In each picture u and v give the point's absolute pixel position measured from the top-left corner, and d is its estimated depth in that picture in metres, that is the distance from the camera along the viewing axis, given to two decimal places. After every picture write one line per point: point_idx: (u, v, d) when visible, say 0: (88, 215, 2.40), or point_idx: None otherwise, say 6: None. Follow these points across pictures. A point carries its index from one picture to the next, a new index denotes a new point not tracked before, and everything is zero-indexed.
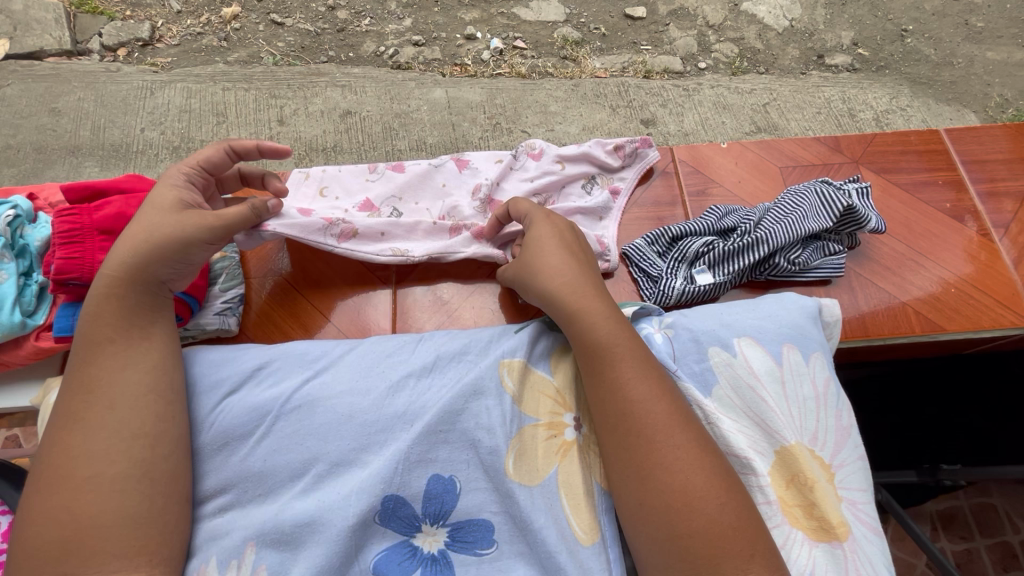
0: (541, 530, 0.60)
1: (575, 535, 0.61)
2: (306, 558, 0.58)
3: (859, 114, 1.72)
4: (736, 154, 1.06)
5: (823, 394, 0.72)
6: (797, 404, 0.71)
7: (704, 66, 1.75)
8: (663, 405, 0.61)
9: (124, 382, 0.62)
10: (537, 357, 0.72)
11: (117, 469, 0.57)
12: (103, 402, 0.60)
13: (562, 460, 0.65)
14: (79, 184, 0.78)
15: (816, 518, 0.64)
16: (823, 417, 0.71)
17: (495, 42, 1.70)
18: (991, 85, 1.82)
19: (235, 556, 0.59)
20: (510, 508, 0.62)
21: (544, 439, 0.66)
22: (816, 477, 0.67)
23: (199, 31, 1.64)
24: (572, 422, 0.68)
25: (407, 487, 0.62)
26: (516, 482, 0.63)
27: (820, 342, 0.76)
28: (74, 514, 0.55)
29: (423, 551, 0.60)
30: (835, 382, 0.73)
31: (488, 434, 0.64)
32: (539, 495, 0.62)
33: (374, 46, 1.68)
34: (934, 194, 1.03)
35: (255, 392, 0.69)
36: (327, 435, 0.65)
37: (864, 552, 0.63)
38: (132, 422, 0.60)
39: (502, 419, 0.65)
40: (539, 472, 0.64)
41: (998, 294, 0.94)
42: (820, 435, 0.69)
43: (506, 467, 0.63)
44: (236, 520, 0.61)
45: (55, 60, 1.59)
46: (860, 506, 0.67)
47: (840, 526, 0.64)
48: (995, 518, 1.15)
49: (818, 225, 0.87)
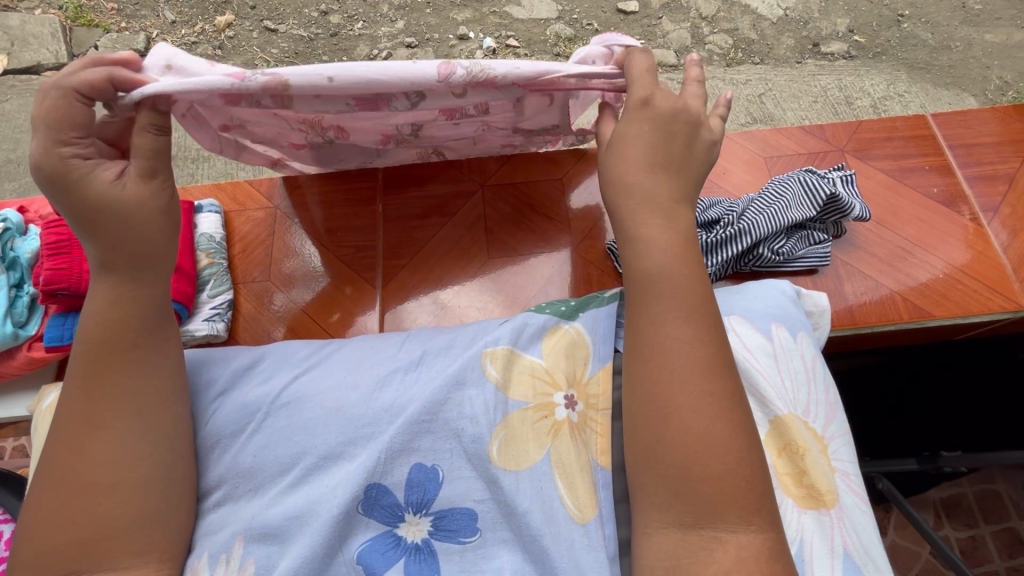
0: (526, 513, 0.61)
1: (569, 513, 0.61)
2: (292, 551, 0.59)
3: (856, 102, 1.71)
4: (722, 146, 1.06)
5: (812, 370, 0.72)
6: (790, 376, 0.70)
7: (698, 58, 1.75)
8: (699, 367, 0.56)
9: (143, 387, 0.61)
10: (527, 343, 0.71)
11: (142, 472, 0.58)
12: (127, 406, 0.59)
13: (554, 440, 0.65)
14: None
15: (806, 486, 0.65)
16: (813, 391, 0.71)
17: (488, 42, 1.70)
18: (990, 68, 1.80)
19: (225, 549, 0.60)
20: (496, 495, 0.63)
21: (534, 421, 0.66)
22: (809, 444, 0.67)
23: (193, 40, 1.66)
24: (563, 402, 0.67)
25: (390, 476, 0.62)
26: (501, 468, 0.63)
27: (805, 323, 0.76)
28: (93, 516, 0.55)
29: (407, 540, 0.61)
30: (823, 361, 0.73)
31: (472, 423, 0.65)
32: (528, 479, 0.63)
33: (367, 49, 1.69)
34: (922, 180, 1.02)
35: (245, 390, 0.69)
36: (313, 430, 0.66)
37: (852, 520, 0.63)
38: (156, 425, 0.60)
39: (486, 408, 0.66)
40: (528, 455, 0.64)
41: (989, 279, 0.93)
42: (811, 408, 0.70)
43: (492, 454, 0.64)
44: (229, 515, 0.63)
45: (53, 74, 1.61)
46: (851, 478, 0.67)
47: (829, 494, 0.64)
48: (999, 504, 1.14)
49: (801, 215, 0.87)
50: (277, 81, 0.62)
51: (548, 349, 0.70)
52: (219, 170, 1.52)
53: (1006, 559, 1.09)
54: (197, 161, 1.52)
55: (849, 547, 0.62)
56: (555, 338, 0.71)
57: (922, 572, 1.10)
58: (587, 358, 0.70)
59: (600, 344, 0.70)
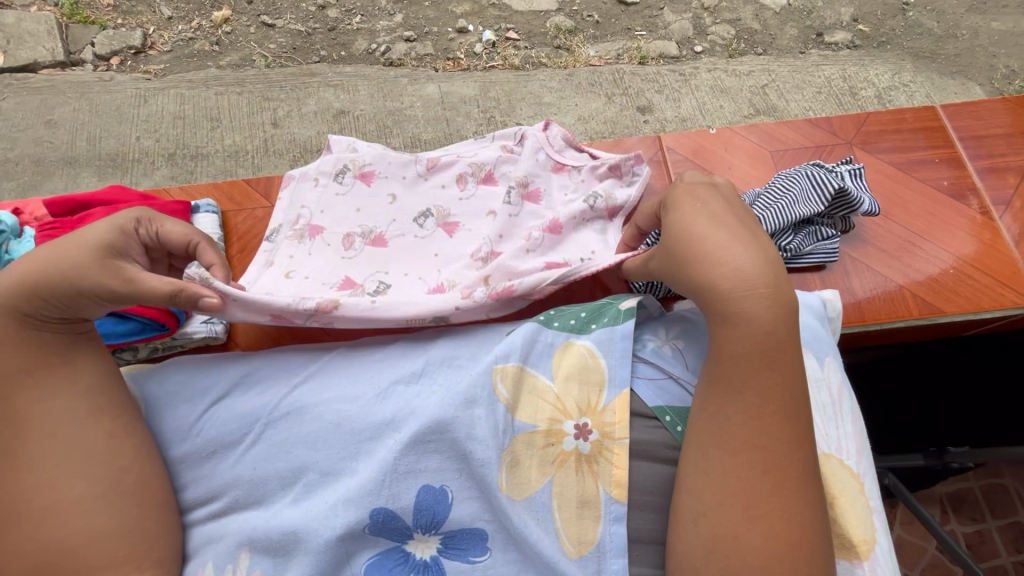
0: (536, 543, 0.60)
1: (564, 549, 0.61)
2: (297, 565, 0.59)
3: (861, 92, 1.69)
4: (727, 141, 1.04)
5: (838, 400, 0.73)
6: (819, 410, 0.71)
7: (701, 49, 1.72)
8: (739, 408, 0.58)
9: (54, 412, 0.59)
10: (536, 359, 0.69)
11: (73, 493, 0.57)
12: (40, 434, 0.58)
13: (557, 471, 0.64)
14: (63, 198, 0.79)
15: (838, 534, 0.64)
16: (842, 424, 0.71)
17: (488, 34, 1.68)
18: (996, 56, 1.77)
19: (229, 560, 0.61)
20: (503, 518, 0.62)
21: (541, 448, 0.64)
22: (840, 489, 0.66)
23: (190, 36, 1.64)
24: (574, 432, 0.65)
25: (397, 500, 0.61)
26: (507, 498, 0.62)
27: (832, 348, 0.76)
28: (40, 542, 0.55)
29: (415, 557, 0.61)
30: (847, 388, 0.75)
31: (481, 445, 0.63)
32: (527, 511, 0.62)
33: (365, 44, 1.67)
34: (931, 173, 1.00)
35: (244, 400, 0.68)
36: (315, 443, 0.65)
37: (883, 570, 0.63)
38: (77, 446, 0.58)
39: (494, 431, 0.63)
40: (529, 485, 0.63)
41: (1001, 274, 0.91)
42: (842, 443, 0.70)
43: (500, 482, 0.62)
44: (229, 524, 0.63)
45: (49, 72, 1.59)
46: (877, 518, 0.66)
47: (861, 543, 0.63)
48: (1008, 499, 1.13)
49: (809, 210, 0.85)
50: (330, 305, 0.75)
51: (560, 372, 0.69)
52: (217, 168, 1.50)
53: (1014, 553, 1.07)
54: (195, 159, 1.51)
55: None
56: (569, 356, 0.70)
57: (929, 567, 1.09)
58: (602, 383, 0.68)
59: (616, 369, 0.69)
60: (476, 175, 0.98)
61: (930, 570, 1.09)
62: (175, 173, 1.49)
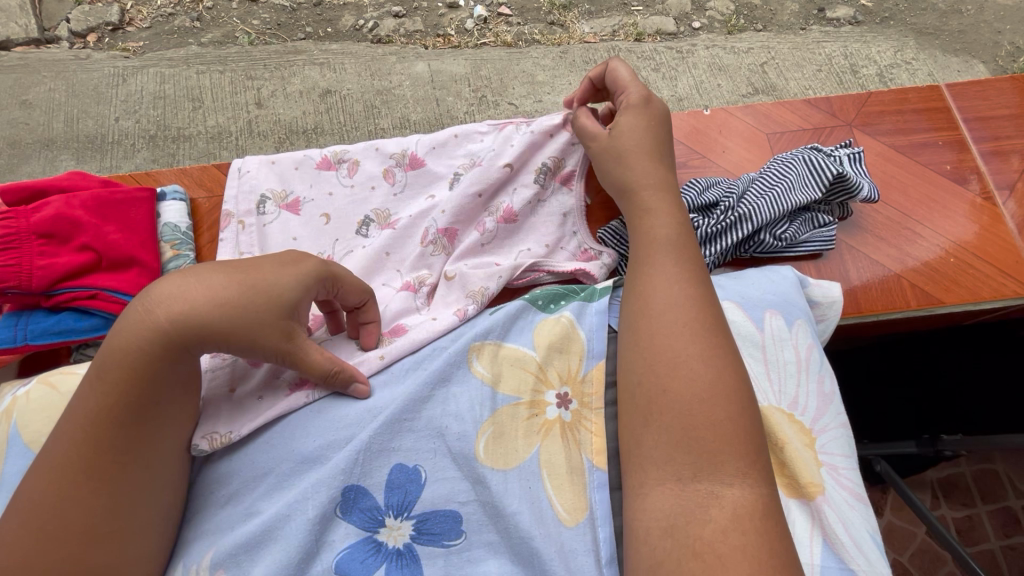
0: (514, 515, 0.57)
1: (559, 515, 0.57)
2: (267, 557, 0.54)
3: (862, 70, 1.63)
4: (721, 123, 1.00)
5: (805, 360, 0.68)
6: (778, 369, 0.67)
7: (699, 25, 1.66)
8: (684, 321, 0.58)
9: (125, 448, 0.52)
10: (517, 334, 0.67)
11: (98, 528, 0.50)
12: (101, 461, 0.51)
13: (544, 439, 0.61)
14: (18, 185, 0.74)
15: (787, 476, 0.62)
16: (804, 382, 0.67)
17: (479, 10, 1.61)
18: (1001, 33, 1.72)
19: (196, 558, 0.55)
20: (482, 495, 0.58)
21: (525, 419, 0.62)
22: (790, 439, 0.64)
23: (170, 12, 1.57)
24: (556, 401, 0.63)
25: (369, 476, 0.58)
26: (488, 467, 0.59)
27: (806, 310, 0.72)
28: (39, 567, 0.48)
29: (388, 547, 0.56)
30: (820, 350, 0.70)
31: (457, 420, 0.60)
32: (516, 479, 0.58)
33: (352, 20, 1.60)
34: (934, 156, 0.97)
35: (214, 395, 0.64)
36: (291, 426, 0.61)
37: (839, 513, 0.61)
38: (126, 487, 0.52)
39: (471, 404, 0.61)
40: (516, 453, 0.60)
41: (1002, 262, 0.89)
42: (801, 400, 0.66)
43: (477, 452, 0.59)
44: (198, 517, 0.58)
45: (23, 49, 1.51)
46: (842, 471, 0.64)
47: (812, 486, 0.62)
48: (997, 482, 1.12)
49: (807, 197, 0.82)
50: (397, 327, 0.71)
51: (542, 340, 0.66)
52: (199, 151, 1.44)
53: (1002, 538, 1.06)
54: (177, 141, 1.45)
55: (833, 539, 0.59)
56: (548, 328, 0.67)
57: (918, 552, 1.08)
58: (581, 354, 0.66)
59: (596, 341, 0.66)
60: (402, 162, 0.86)
61: (920, 554, 1.08)
62: (155, 156, 1.43)
